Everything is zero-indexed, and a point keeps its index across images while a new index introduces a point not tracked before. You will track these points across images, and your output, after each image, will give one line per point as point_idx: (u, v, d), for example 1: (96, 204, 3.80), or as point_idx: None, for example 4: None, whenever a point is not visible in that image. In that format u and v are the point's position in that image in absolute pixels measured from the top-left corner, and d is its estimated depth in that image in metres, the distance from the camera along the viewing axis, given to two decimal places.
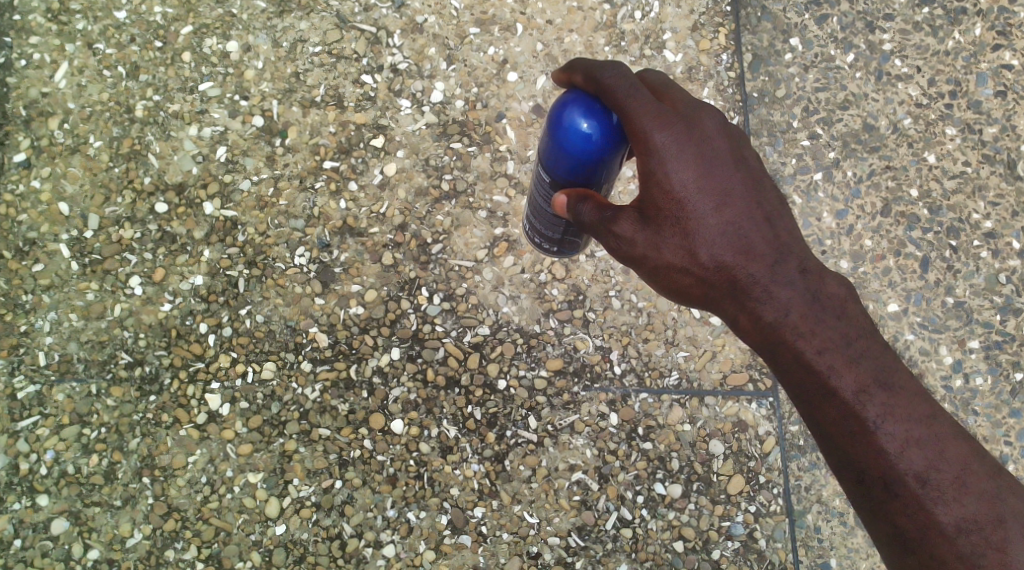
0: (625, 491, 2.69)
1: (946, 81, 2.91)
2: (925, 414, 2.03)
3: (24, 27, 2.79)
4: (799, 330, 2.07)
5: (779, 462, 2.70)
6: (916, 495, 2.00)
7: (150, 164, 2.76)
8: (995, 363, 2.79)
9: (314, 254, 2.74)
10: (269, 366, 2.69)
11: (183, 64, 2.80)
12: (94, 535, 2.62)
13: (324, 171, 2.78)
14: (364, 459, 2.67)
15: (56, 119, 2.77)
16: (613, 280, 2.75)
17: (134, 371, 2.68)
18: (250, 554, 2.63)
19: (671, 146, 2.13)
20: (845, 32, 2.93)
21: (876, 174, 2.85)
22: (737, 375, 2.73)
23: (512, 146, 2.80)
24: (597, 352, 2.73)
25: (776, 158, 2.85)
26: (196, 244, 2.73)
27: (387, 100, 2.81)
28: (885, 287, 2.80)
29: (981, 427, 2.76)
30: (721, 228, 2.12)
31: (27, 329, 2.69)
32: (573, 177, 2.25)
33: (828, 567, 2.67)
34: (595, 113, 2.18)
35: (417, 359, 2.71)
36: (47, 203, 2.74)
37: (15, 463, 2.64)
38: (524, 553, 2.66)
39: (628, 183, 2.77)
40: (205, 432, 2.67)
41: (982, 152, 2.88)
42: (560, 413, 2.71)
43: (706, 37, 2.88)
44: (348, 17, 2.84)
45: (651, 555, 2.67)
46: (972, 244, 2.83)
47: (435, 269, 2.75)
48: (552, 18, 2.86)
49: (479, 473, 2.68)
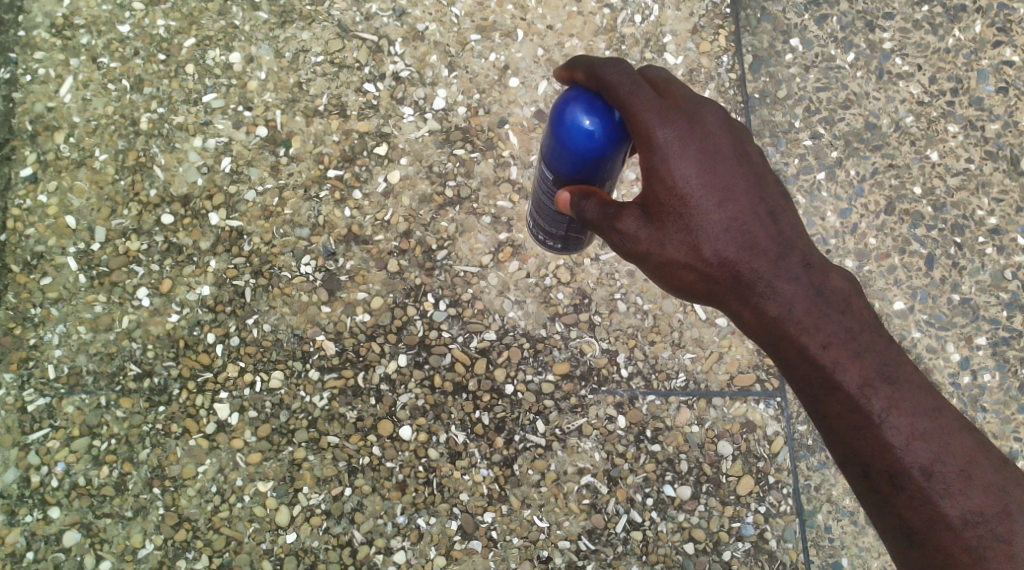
0: (635, 494, 2.69)
1: (946, 78, 2.92)
2: (931, 407, 2.03)
3: (29, 42, 2.82)
4: (803, 325, 2.07)
5: (788, 461, 2.70)
6: (922, 489, 2.00)
7: (156, 176, 2.78)
8: (1003, 359, 2.78)
9: (320, 263, 2.75)
10: (277, 374, 2.70)
11: (187, 76, 2.82)
12: (105, 547, 2.63)
13: (328, 179, 2.79)
14: (373, 466, 2.68)
15: (62, 133, 2.78)
16: (618, 283, 2.76)
17: (143, 382, 2.69)
18: (262, 562, 2.64)
19: (673, 143, 2.14)
20: (845, 31, 2.93)
21: (880, 172, 2.86)
22: (745, 376, 2.74)
23: (515, 151, 2.81)
24: (604, 355, 2.74)
25: (778, 158, 2.85)
26: (202, 254, 2.75)
27: (390, 108, 2.82)
28: (891, 285, 2.80)
29: (990, 423, 2.76)
30: (724, 223, 2.13)
31: (36, 342, 2.70)
32: (577, 173, 2.27)
33: (839, 566, 2.67)
34: (597, 111, 2.20)
35: (424, 365, 2.72)
36: (54, 217, 2.75)
37: (26, 476, 2.65)
38: (535, 557, 2.66)
39: (631, 186, 2.79)
40: (215, 442, 2.67)
41: (985, 148, 2.88)
42: (568, 416, 2.71)
43: (707, 39, 2.89)
44: (350, 26, 2.86)
45: (662, 557, 2.67)
46: (977, 240, 2.83)
47: (440, 275, 2.76)
48: (553, 23, 2.88)
49: (488, 478, 2.68)
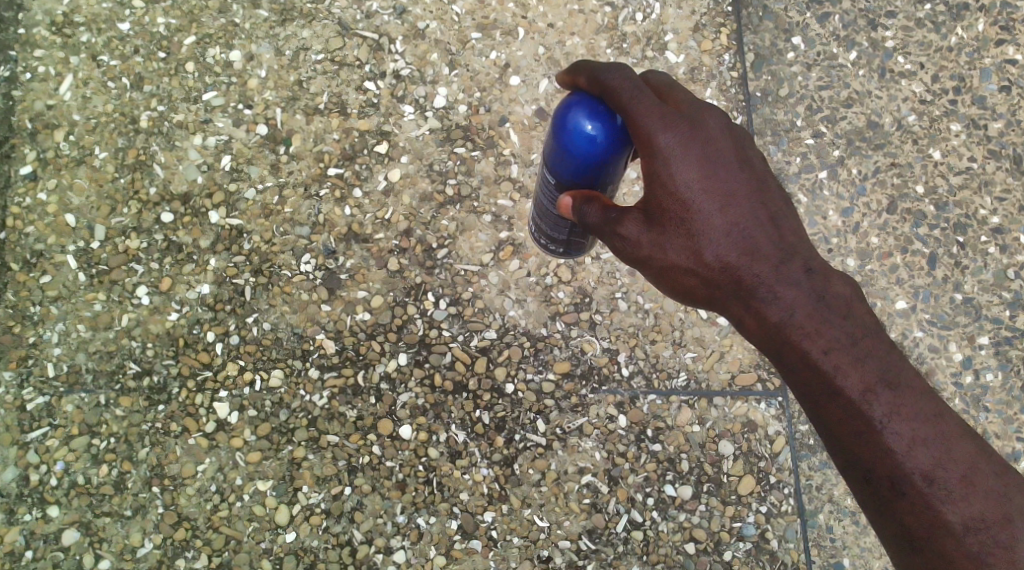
0: (635, 493, 2.68)
1: (949, 76, 2.91)
2: (933, 413, 2.02)
3: (29, 40, 2.81)
4: (804, 330, 2.06)
5: (789, 461, 2.69)
6: (923, 495, 1.99)
7: (156, 174, 2.77)
8: (1006, 358, 2.77)
9: (320, 261, 2.75)
10: (277, 373, 2.69)
11: (187, 74, 2.81)
12: (104, 546, 2.62)
13: (329, 178, 2.78)
14: (373, 465, 2.67)
15: (61, 131, 2.78)
16: (619, 282, 2.75)
17: (142, 380, 2.68)
18: (261, 561, 2.63)
19: (675, 147, 2.12)
20: (847, 30, 2.92)
21: (882, 171, 2.85)
22: (746, 375, 2.73)
23: (515, 150, 2.80)
24: (604, 354, 2.73)
25: (780, 157, 2.84)
26: (202, 252, 2.74)
27: (390, 106, 2.82)
28: (893, 284, 2.79)
29: (993, 423, 2.74)
30: (725, 228, 2.12)
31: (35, 341, 2.69)
32: (578, 179, 2.26)
33: (841, 566, 2.66)
34: (600, 116, 2.18)
35: (424, 365, 2.71)
36: (54, 215, 2.75)
37: (25, 474, 2.64)
38: (535, 557, 2.65)
39: (633, 185, 2.78)
40: (214, 441, 2.67)
41: (987, 147, 2.87)
42: (569, 416, 2.70)
43: (708, 37, 2.88)
44: (351, 24, 2.85)
45: (662, 557, 2.66)
46: (980, 239, 2.82)
47: (440, 274, 2.75)
48: (554, 21, 2.87)
49: (488, 478, 2.67)
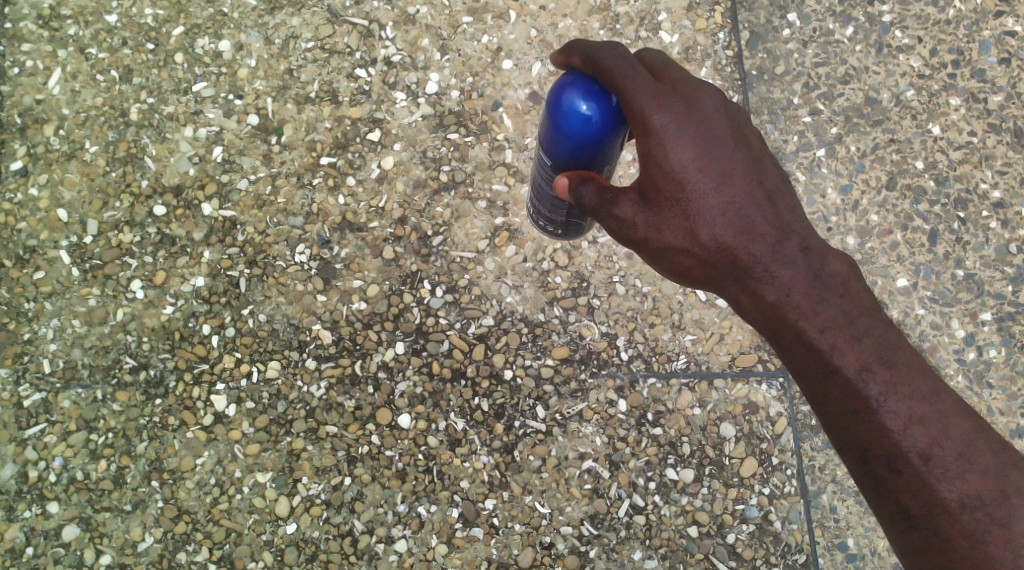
0: (637, 478, 2.66)
1: (948, 50, 2.87)
2: (930, 391, 2.00)
3: (15, 34, 2.79)
4: (801, 309, 2.03)
5: (791, 442, 2.67)
6: (920, 473, 1.97)
7: (147, 166, 2.75)
8: (1009, 334, 2.74)
9: (315, 251, 2.73)
10: (274, 364, 2.68)
11: (176, 66, 2.79)
12: (104, 541, 2.62)
13: (322, 167, 2.76)
14: (373, 455, 2.66)
15: (51, 126, 2.76)
16: (616, 265, 2.73)
17: (138, 375, 2.67)
18: (262, 554, 2.62)
19: (670, 127, 2.10)
20: (843, 5, 2.89)
21: (881, 147, 2.81)
22: (747, 356, 2.71)
23: (510, 134, 2.77)
24: (603, 339, 2.70)
25: (777, 135, 2.81)
26: (196, 245, 2.72)
27: (382, 93, 2.79)
28: (894, 261, 2.76)
29: (996, 400, 2.72)
30: (721, 207, 2.09)
31: (30, 337, 2.68)
32: (575, 159, 2.23)
33: (845, 547, 2.64)
34: (594, 96, 2.16)
35: (422, 353, 2.69)
36: (46, 210, 2.73)
37: (23, 471, 2.63)
38: (537, 543, 2.64)
39: (628, 167, 2.76)
40: (212, 433, 2.66)
41: (988, 121, 2.84)
42: (568, 401, 2.68)
43: (702, 16, 2.84)
44: (340, 11, 2.82)
45: (665, 541, 2.64)
46: (981, 215, 2.79)
47: (436, 261, 2.73)
48: (545, 3, 2.83)
49: (488, 465, 2.66)
